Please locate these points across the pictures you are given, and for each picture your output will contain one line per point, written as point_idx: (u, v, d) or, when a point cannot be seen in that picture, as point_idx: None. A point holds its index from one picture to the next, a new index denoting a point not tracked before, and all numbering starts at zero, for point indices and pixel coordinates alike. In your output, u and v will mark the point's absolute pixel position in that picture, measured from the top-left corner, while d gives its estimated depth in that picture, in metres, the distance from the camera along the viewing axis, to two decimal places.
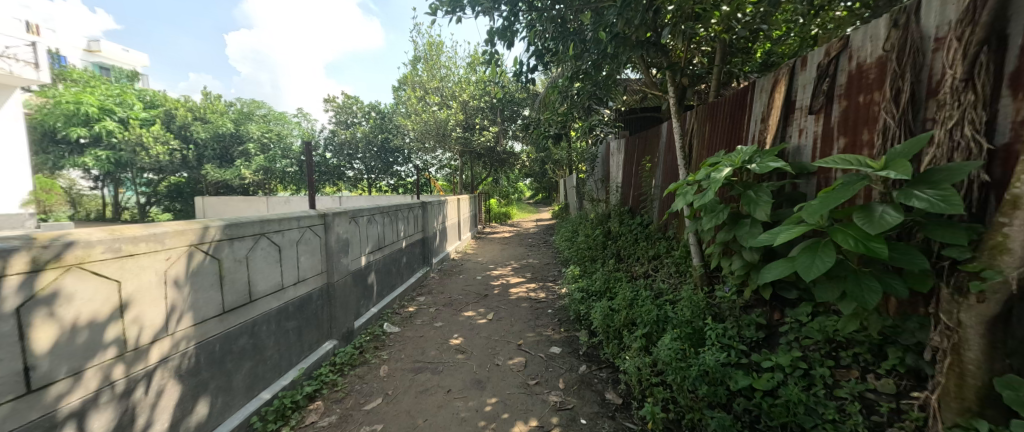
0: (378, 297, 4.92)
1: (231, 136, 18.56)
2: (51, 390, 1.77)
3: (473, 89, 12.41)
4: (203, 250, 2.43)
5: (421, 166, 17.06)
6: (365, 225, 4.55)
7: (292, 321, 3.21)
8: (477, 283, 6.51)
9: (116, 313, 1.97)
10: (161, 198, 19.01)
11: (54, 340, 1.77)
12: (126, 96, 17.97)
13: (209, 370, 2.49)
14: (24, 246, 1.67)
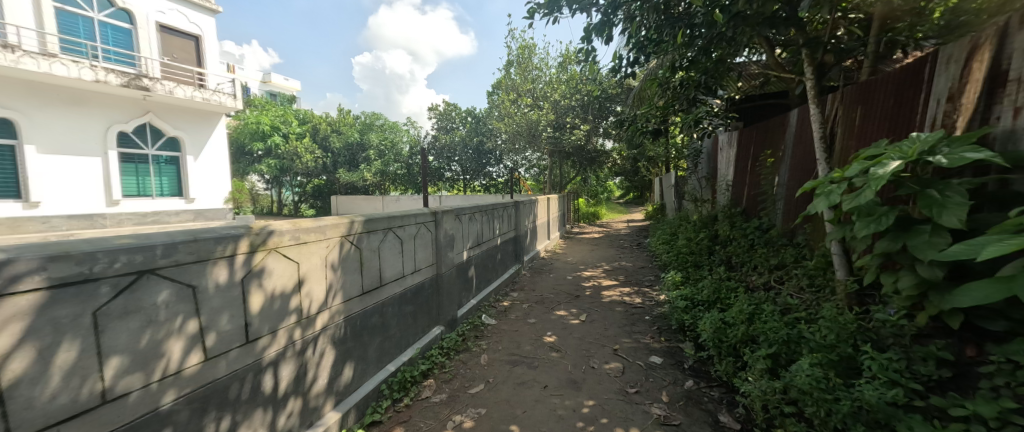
0: (477, 289, 5.13)
1: (357, 144, 21.15)
2: (259, 343, 2.12)
3: (564, 88, 12.34)
4: (349, 240, 2.78)
5: (512, 167, 17.43)
6: (467, 222, 4.75)
7: (410, 306, 3.52)
8: (569, 283, 6.42)
9: (296, 288, 2.33)
10: (308, 197, 22.38)
11: (262, 305, 2.13)
12: (288, 113, 21.54)
13: (353, 339, 2.85)
14: (246, 232, 2.02)
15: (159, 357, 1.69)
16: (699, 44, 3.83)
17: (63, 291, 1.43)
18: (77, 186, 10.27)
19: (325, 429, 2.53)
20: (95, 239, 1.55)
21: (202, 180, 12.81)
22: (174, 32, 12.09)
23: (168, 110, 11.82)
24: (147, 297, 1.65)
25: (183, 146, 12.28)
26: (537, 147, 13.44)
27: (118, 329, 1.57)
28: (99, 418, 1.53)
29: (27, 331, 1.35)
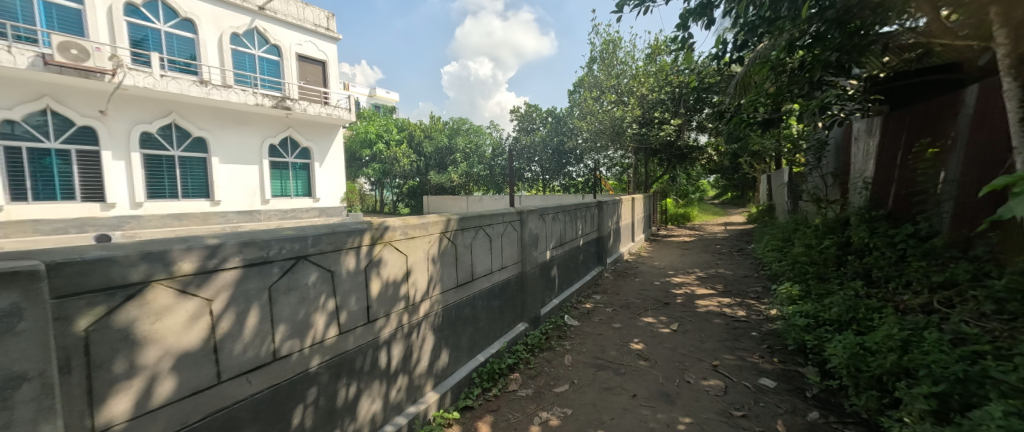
0: (559, 289, 5.05)
1: (446, 148, 22.42)
2: (377, 323, 2.33)
3: (652, 81, 11.62)
4: (446, 237, 2.91)
5: (593, 166, 17.06)
6: (551, 221, 4.70)
7: (496, 301, 3.58)
8: (658, 289, 6.00)
9: (403, 277, 2.51)
10: (404, 198, 24.28)
11: (380, 290, 2.33)
12: (388, 122, 23.58)
13: (449, 328, 2.98)
14: (369, 227, 2.24)
15: (309, 328, 1.93)
16: (828, 18, 3.35)
17: (252, 268, 1.68)
18: (240, 187, 12.24)
19: (426, 407, 2.70)
20: (268, 230, 1.82)
21: (324, 180, 14.54)
22: (309, 60, 13.97)
23: (304, 124, 13.72)
24: (301, 278, 1.89)
25: (312, 154, 14.11)
26: (620, 145, 12.92)
27: (283, 302, 1.82)
28: (273, 372, 1.78)
29: (230, 300, 1.60)
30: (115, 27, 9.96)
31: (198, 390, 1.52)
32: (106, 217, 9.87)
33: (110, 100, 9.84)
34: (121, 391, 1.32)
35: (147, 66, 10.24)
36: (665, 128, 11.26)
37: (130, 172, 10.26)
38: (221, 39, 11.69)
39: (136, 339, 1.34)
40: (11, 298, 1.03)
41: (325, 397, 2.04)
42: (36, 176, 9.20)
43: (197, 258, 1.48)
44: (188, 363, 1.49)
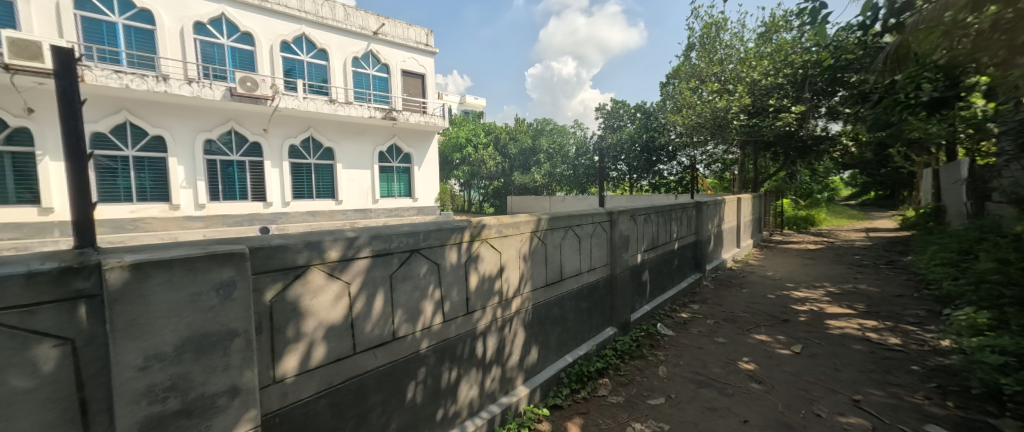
0: (650, 296, 4.71)
1: (530, 149, 22.59)
2: (474, 315, 2.38)
3: (766, 65, 10.36)
4: (536, 235, 2.87)
5: (689, 163, 15.85)
6: (643, 223, 4.39)
7: (585, 303, 3.44)
8: (772, 304, 5.25)
9: (497, 273, 2.52)
10: (490, 198, 24.91)
11: (477, 284, 2.38)
12: (477, 127, 24.49)
13: (538, 326, 2.94)
14: (469, 225, 2.30)
15: (419, 314, 2.06)
16: None
17: (378, 258, 1.86)
18: (357, 189, 13.76)
19: (518, 400, 2.69)
20: (389, 225, 1.98)
21: (424, 181, 15.64)
22: (410, 74, 15.17)
23: (407, 132, 14.95)
24: (415, 269, 2.03)
25: (413, 159, 15.23)
26: (723, 139, 11.65)
27: (400, 290, 1.96)
28: (393, 349, 1.94)
29: (363, 284, 1.80)
30: (274, 63, 12.01)
31: (339, 358, 1.73)
32: (268, 213, 11.86)
33: (271, 119, 11.78)
34: (291, 351, 1.58)
35: (294, 92, 12.13)
36: (784, 117, 9.77)
37: (282, 179, 12.18)
38: (346, 63, 13.32)
39: (300, 310, 1.60)
40: (224, 272, 1.33)
41: (432, 378, 2.15)
42: (224, 180, 11.24)
43: (340, 248, 1.70)
44: (336, 335, 1.72)
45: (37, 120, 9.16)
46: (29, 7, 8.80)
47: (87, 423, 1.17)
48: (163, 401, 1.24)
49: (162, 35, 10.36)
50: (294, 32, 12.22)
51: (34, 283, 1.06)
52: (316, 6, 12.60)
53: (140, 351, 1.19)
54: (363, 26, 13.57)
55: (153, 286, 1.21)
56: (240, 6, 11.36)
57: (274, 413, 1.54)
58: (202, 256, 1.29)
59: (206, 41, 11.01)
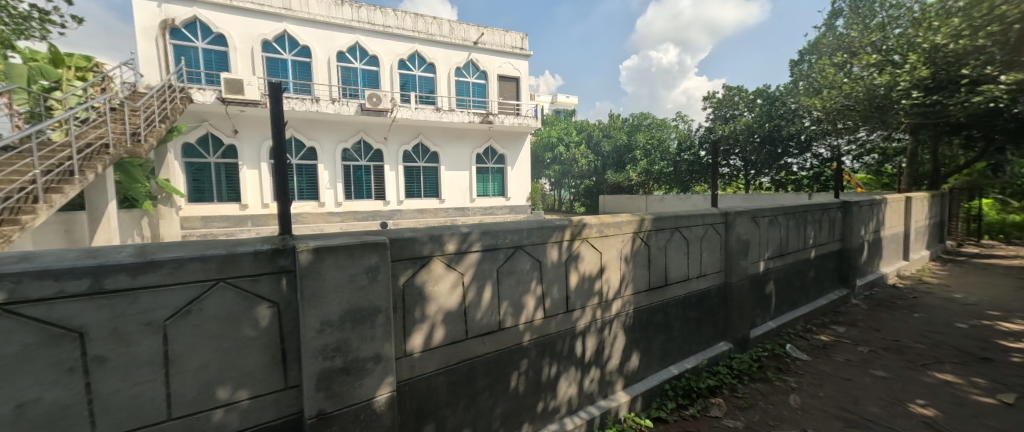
0: (777, 311, 4.23)
1: (624, 146, 20.99)
2: (575, 313, 2.45)
3: (955, 22, 7.90)
4: (640, 237, 2.81)
5: (829, 155, 13.59)
6: (767, 227, 3.94)
7: (694, 312, 3.24)
8: (963, 336, 4.27)
9: (598, 273, 2.55)
10: (580, 197, 23.13)
11: (577, 282, 2.44)
12: (569, 126, 24.47)
13: (640, 332, 2.88)
14: (570, 224, 2.37)
15: (522, 308, 2.19)
16: None
17: (487, 253, 2.03)
18: (456, 189, 14.79)
19: (618, 405, 2.67)
20: (497, 223, 2.15)
21: (520, 179, 15.97)
22: (506, 79, 15.68)
23: (503, 135, 15.45)
24: (520, 264, 2.17)
25: (506, 160, 15.69)
26: (882, 124, 9.62)
27: (505, 283, 2.12)
28: (499, 338, 2.10)
29: (474, 275, 1.99)
30: (393, 78, 13.59)
31: (454, 340, 1.94)
32: (387, 210, 13.43)
33: (390, 128, 13.31)
34: (417, 331, 1.81)
35: (408, 103, 13.50)
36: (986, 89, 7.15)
37: (396, 180, 13.66)
38: (450, 74, 14.42)
39: (425, 294, 1.83)
40: (372, 258, 1.59)
41: (533, 371, 2.27)
42: (354, 183, 13.03)
43: (456, 242, 1.92)
44: (453, 320, 1.93)
45: (239, 139, 11.70)
46: (236, 54, 11.57)
47: (286, 368, 1.49)
48: (332, 359, 1.51)
49: (316, 65, 12.45)
50: (408, 50, 13.69)
51: (258, 258, 1.40)
52: (425, 24, 13.94)
53: (316, 317, 1.47)
54: (465, 38, 14.56)
55: (325, 266, 1.48)
56: (369, 33, 13.10)
57: (404, 381, 1.79)
58: (356, 245, 1.55)
59: (344, 66, 12.95)
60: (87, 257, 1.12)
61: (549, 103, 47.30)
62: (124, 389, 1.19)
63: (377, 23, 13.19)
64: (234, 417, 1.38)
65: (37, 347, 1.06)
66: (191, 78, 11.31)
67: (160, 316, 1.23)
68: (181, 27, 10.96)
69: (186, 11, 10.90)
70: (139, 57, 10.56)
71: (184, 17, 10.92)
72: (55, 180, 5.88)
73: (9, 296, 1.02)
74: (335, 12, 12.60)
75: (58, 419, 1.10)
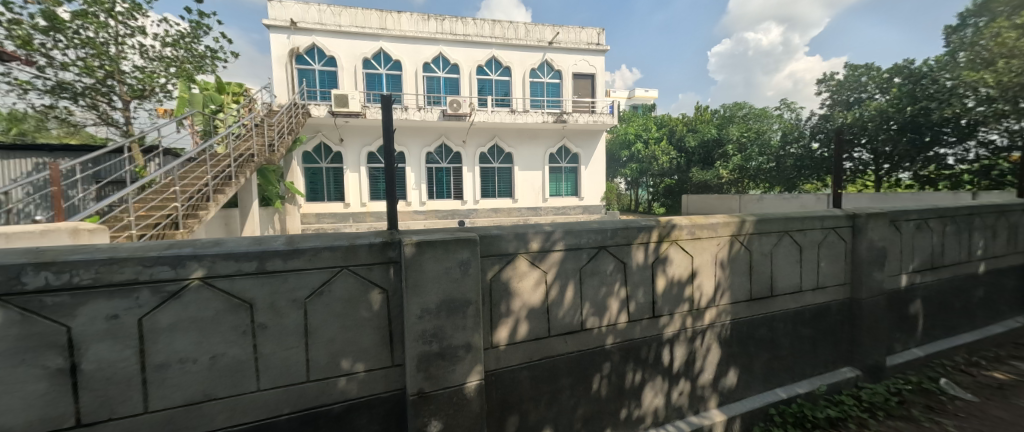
0: (923, 339, 3.54)
1: (714, 141, 18.96)
2: (661, 320, 2.34)
3: None
4: (740, 241, 2.61)
5: (1007, 142, 9.68)
6: (912, 234, 3.34)
7: (808, 329, 2.90)
8: None
9: (690, 278, 2.43)
10: (660, 197, 21.82)
11: (664, 286, 2.34)
12: (648, 120, 22.96)
13: (738, 345, 2.65)
14: (657, 225, 2.28)
15: (605, 309, 2.15)
16: None
17: (570, 252, 2.02)
18: (529, 189, 14.96)
19: (712, 423, 2.50)
20: (580, 222, 2.14)
21: (595, 178, 15.55)
22: (582, 76, 15.34)
23: (576, 133, 15.20)
24: (603, 265, 2.14)
25: (580, 159, 15.39)
26: None
27: (589, 283, 2.10)
28: (582, 338, 2.09)
29: (558, 274, 2.00)
30: (471, 84, 14.21)
31: (538, 337, 1.96)
32: (464, 209, 14.26)
33: (468, 132, 14.06)
34: (503, 325, 1.87)
35: (485, 107, 14.06)
36: None
37: (473, 181, 14.36)
38: (524, 75, 14.60)
39: (510, 290, 1.87)
40: (464, 253, 1.67)
41: (617, 374, 2.21)
42: (435, 183, 14.05)
43: (540, 240, 1.93)
44: (537, 316, 1.96)
45: (345, 147, 13.17)
46: (343, 72, 13.06)
47: (392, 349, 1.65)
48: (429, 343, 1.62)
49: (406, 78, 13.55)
50: (486, 56, 14.20)
51: (372, 248, 1.59)
52: (503, 30, 14.35)
53: (418, 305, 1.60)
54: (540, 39, 14.61)
55: (425, 259, 1.60)
56: (451, 43, 13.90)
57: (491, 372, 1.86)
58: (449, 240, 1.64)
59: (429, 76, 13.90)
60: (254, 244, 1.40)
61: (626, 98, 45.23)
62: (277, 353, 1.44)
63: (459, 33, 13.92)
64: (354, 386, 1.58)
65: (223, 313, 1.35)
66: (313, 96, 13.03)
67: (301, 295, 1.47)
68: (303, 53, 12.66)
69: (306, 39, 12.60)
70: (274, 81, 12.43)
71: (304, 44, 12.64)
72: (215, 186, 7.09)
73: (208, 272, 1.33)
74: (423, 26, 13.62)
75: (235, 371, 1.39)
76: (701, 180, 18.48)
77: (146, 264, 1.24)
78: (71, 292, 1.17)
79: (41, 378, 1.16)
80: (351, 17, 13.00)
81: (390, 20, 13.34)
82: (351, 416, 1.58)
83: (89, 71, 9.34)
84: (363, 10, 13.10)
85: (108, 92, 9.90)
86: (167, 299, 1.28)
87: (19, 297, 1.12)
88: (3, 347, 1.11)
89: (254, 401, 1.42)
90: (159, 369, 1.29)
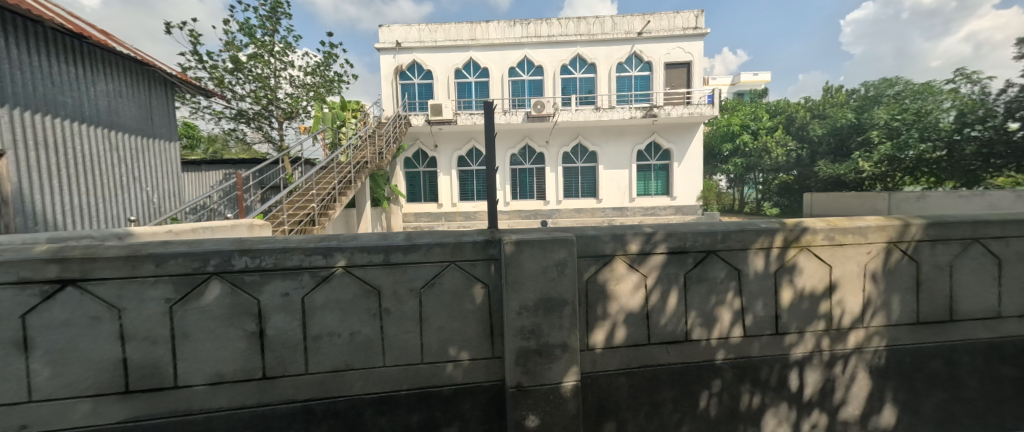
0: None
1: (852, 127, 15.00)
2: (787, 339, 1.99)
3: None
4: (901, 249, 2.01)
5: None
6: None
7: (1010, 367, 2.06)
8: None
9: (827, 292, 1.98)
10: (772, 196, 19.20)
11: (792, 301, 1.98)
12: (758, 109, 20.85)
13: (898, 379, 2.03)
14: (781, 227, 1.94)
15: (715, 321, 1.95)
16: None
17: (673, 256, 1.90)
18: (615, 188, 14.42)
19: None
20: (686, 223, 1.99)
21: (690, 176, 14.28)
22: (675, 66, 14.03)
23: (668, 128, 14.18)
24: (712, 271, 1.93)
25: (672, 155, 14.28)
26: None
27: (695, 291, 1.93)
28: (686, 350, 1.93)
29: (659, 278, 1.89)
30: (555, 84, 14.16)
31: (636, 344, 1.90)
32: (547, 209, 14.40)
33: (552, 132, 14.22)
34: (599, 326, 1.86)
35: (569, 106, 13.94)
36: None
37: (556, 180, 14.44)
38: (611, 70, 14.01)
39: (607, 293, 1.85)
40: (561, 253, 1.68)
41: (729, 395, 1.94)
42: (520, 184, 14.52)
43: (640, 242, 1.86)
44: (634, 321, 1.89)
45: (439, 152, 14.09)
46: (438, 84, 14.10)
47: (493, 342, 1.73)
48: (527, 340, 1.67)
49: (492, 84, 14.07)
50: (570, 55, 14.03)
51: (475, 246, 1.69)
52: (588, 26, 14.00)
53: (516, 301, 1.65)
54: (628, 31, 13.90)
55: (524, 257, 1.65)
56: (537, 46, 14.05)
57: (587, 374, 1.86)
58: (545, 240, 1.67)
59: (514, 80, 14.28)
60: (381, 239, 1.63)
61: (731, 85, 40.71)
62: (398, 335, 1.64)
63: (544, 34, 14.00)
64: (459, 371, 1.71)
65: (359, 297, 1.59)
66: (413, 108, 14.31)
67: (417, 285, 1.65)
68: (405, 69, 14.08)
69: (408, 57, 13.99)
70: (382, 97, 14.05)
71: (407, 62, 14.06)
72: (341, 189, 8.24)
73: (347, 261, 1.58)
74: (509, 33, 14.04)
75: (365, 348, 1.62)
76: (831, 175, 14.42)
77: (306, 254, 1.54)
78: (259, 272, 1.51)
79: (240, 337, 1.51)
80: (445, 32, 13.98)
81: (479, 30, 14.00)
82: (457, 400, 1.71)
83: (257, 100, 11.52)
84: (455, 24, 13.95)
85: (269, 116, 12.01)
86: (321, 282, 1.56)
87: (228, 274, 1.49)
88: (223, 311, 1.50)
89: (381, 375, 1.64)
90: (315, 339, 1.57)
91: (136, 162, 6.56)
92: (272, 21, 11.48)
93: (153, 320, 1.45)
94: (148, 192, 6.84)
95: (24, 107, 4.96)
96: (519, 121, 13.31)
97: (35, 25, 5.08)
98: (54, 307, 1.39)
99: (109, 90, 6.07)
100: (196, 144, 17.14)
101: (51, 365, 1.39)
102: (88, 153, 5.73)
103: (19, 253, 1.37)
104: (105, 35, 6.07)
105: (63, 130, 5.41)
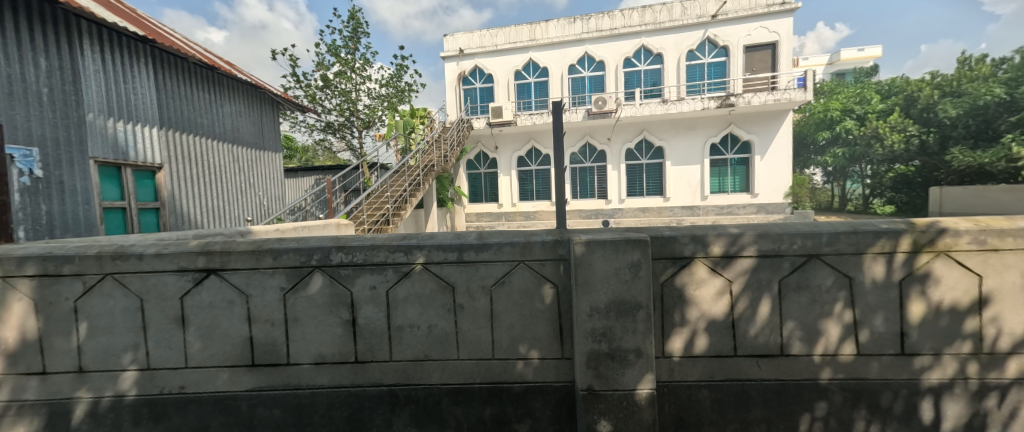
0: None
1: (1002, 105, 10.92)
2: (919, 361, 1.67)
3: None
4: None
5: None
6: None
7: None
8: None
9: (977, 307, 1.63)
10: (884, 190, 15.90)
11: (926, 316, 1.66)
12: (866, 89, 17.90)
13: None
14: (909, 228, 1.63)
15: (819, 334, 1.71)
16: None
17: (765, 260, 1.71)
18: (685, 185, 13.40)
19: None
20: (780, 224, 1.79)
21: (774, 171, 12.76)
22: (757, 48, 12.61)
23: (748, 118, 12.80)
24: (816, 278, 1.70)
25: (753, 148, 12.87)
26: None
27: (793, 300, 1.71)
28: (784, 366, 1.73)
29: (746, 284, 1.72)
30: (618, 78, 13.56)
31: (720, 354, 1.74)
32: (609, 209, 13.89)
33: (614, 129, 13.65)
34: (677, 333, 1.75)
35: (633, 101, 13.30)
36: None
37: (619, 178, 13.82)
38: (679, 60, 13.04)
39: (685, 298, 1.74)
40: (634, 254, 1.60)
41: (839, 422, 1.69)
42: (580, 183, 14.22)
43: (723, 244, 1.71)
44: (717, 330, 1.74)
45: (499, 153, 14.39)
46: (499, 87, 14.40)
47: (562, 343, 1.73)
48: (599, 342, 1.63)
49: (552, 83, 14.01)
50: (634, 46, 13.34)
51: (541, 245, 1.70)
52: (654, 14, 13.20)
53: (587, 303, 1.62)
54: (701, 15, 12.75)
55: (595, 258, 1.61)
56: (597, 41, 13.62)
57: (663, 383, 1.76)
58: (617, 241, 1.61)
59: (574, 77, 14.00)
60: (455, 238, 1.73)
61: (829, 65, 35.51)
62: (469, 330, 1.72)
63: (605, 28, 13.50)
64: (530, 369, 1.74)
65: (435, 292, 1.71)
66: (475, 111, 14.82)
67: (488, 283, 1.71)
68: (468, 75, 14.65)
69: (470, 63, 14.57)
70: (447, 103, 14.85)
71: (469, 67, 14.66)
72: (410, 191, 8.93)
73: (426, 259, 1.70)
74: (569, 30, 13.80)
75: (437, 342, 1.72)
76: (968, 164, 11.03)
77: (389, 251, 1.69)
78: (352, 266, 1.69)
79: (338, 324, 1.71)
80: (505, 35, 14.23)
81: (539, 30, 14.01)
82: (528, 397, 1.73)
83: (342, 112, 12.89)
84: (515, 26, 14.11)
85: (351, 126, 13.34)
86: (402, 277, 1.70)
87: (328, 267, 1.70)
88: (324, 300, 1.71)
89: (455, 367, 1.73)
90: (397, 329, 1.71)
91: (250, 170, 7.78)
92: (353, 41, 12.71)
93: (273, 305, 1.71)
94: (260, 195, 8.10)
95: (176, 129, 6.16)
96: (582, 119, 12.97)
97: (183, 61, 6.29)
98: (202, 291, 1.71)
99: (232, 111, 7.25)
100: (293, 154, 19.62)
101: (202, 338, 1.72)
102: (217, 165, 6.95)
103: (178, 247, 1.71)
104: (229, 65, 7.23)
105: (201, 146, 6.60)
